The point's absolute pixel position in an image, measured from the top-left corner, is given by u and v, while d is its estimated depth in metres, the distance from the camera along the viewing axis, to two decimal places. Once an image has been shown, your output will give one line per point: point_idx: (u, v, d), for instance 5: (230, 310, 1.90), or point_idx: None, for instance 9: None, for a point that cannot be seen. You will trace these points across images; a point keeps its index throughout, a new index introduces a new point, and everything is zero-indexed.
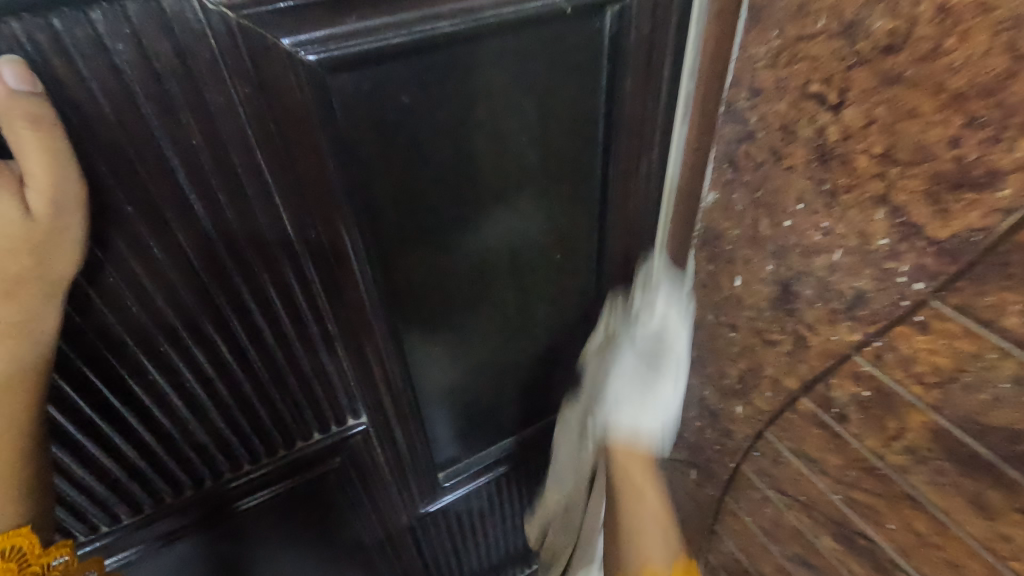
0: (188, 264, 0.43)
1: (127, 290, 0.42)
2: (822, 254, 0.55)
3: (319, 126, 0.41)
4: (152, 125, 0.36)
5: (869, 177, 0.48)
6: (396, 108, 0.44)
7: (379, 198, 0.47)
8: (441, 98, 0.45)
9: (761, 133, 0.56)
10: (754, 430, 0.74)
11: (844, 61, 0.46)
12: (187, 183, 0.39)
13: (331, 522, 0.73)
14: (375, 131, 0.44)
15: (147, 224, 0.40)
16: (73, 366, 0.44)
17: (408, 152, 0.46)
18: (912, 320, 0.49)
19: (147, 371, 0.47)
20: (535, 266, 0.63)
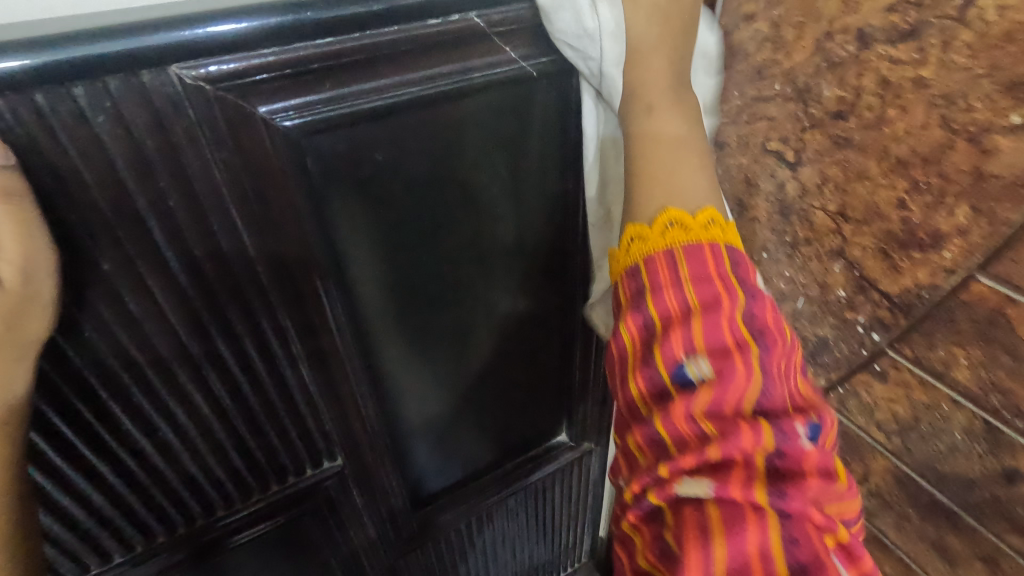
0: (163, 316, 0.44)
1: (102, 343, 0.43)
2: (787, 302, 0.56)
3: (295, 185, 0.43)
4: (131, 190, 0.38)
5: (827, 232, 0.50)
6: (372, 164, 0.46)
7: (355, 245, 0.49)
8: (415, 158, 0.48)
9: (726, 184, 0.57)
10: None
11: (799, 123, 0.48)
12: (164, 242, 0.41)
13: (311, 567, 0.71)
14: (351, 186, 0.46)
15: (124, 283, 0.41)
16: (47, 420, 0.44)
17: (383, 205, 0.48)
18: (872, 368, 0.51)
19: (121, 421, 0.47)
20: (512, 310, 0.65)
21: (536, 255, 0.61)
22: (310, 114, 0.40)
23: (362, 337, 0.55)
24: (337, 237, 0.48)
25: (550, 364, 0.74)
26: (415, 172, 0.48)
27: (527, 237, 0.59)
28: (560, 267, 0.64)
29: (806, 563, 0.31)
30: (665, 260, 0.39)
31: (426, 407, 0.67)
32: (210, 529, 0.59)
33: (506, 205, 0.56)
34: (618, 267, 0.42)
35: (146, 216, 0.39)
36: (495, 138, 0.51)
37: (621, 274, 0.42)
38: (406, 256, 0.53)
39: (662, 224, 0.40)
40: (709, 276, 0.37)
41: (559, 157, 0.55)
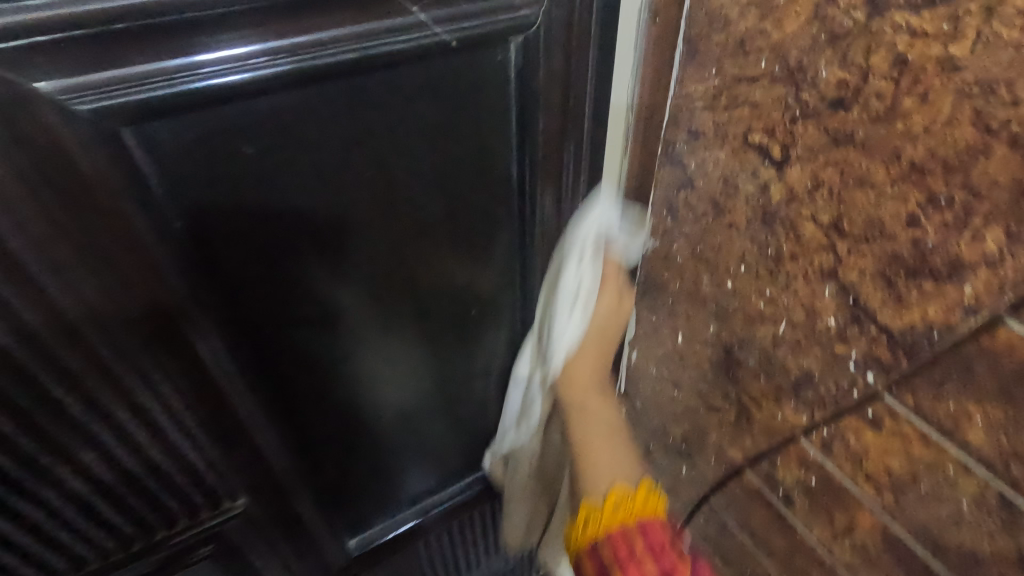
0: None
1: None
2: (767, 324, 0.48)
3: (125, 184, 0.33)
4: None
5: (817, 249, 0.40)
6: (238, 161, 0.36)
7: (230, 262, 0.40)
8: (299, 152, 0.38)
9: (700, 181, 0.49)
10: (699, 493, 0.68)
11: (788, 111, 0.38)
12: None
13: None
14: (211, 189, 0.36)
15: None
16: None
17: (260, 210, 0.38)
18: (864, 413, 0.42)
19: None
20: (447, 321, 0.56)
21: (472, 259, 0.53)
22: (129, 94, 0.30)
23: (258, 364, 0.47)
24: (204, 251, 0.38)
25: (498, 378, 0.67)
26: (302, 170, 0.38)
27: (461, 240, 0.51)
28: (504, 271, 0.56)
29: None
30: (622, 538, 0.41)
31: (351, 433, 0.59)
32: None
33: (429, 206, 0.46)
34: (575, 543, 0.44)
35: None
36: (411, 125, 0.41)
37: (579, 549, 0.43)
38: (306, 270, 0.44)
39: (613, 501, 0.43)
40: (661, 551, 0.40)
41: (491, 147, 0.46)
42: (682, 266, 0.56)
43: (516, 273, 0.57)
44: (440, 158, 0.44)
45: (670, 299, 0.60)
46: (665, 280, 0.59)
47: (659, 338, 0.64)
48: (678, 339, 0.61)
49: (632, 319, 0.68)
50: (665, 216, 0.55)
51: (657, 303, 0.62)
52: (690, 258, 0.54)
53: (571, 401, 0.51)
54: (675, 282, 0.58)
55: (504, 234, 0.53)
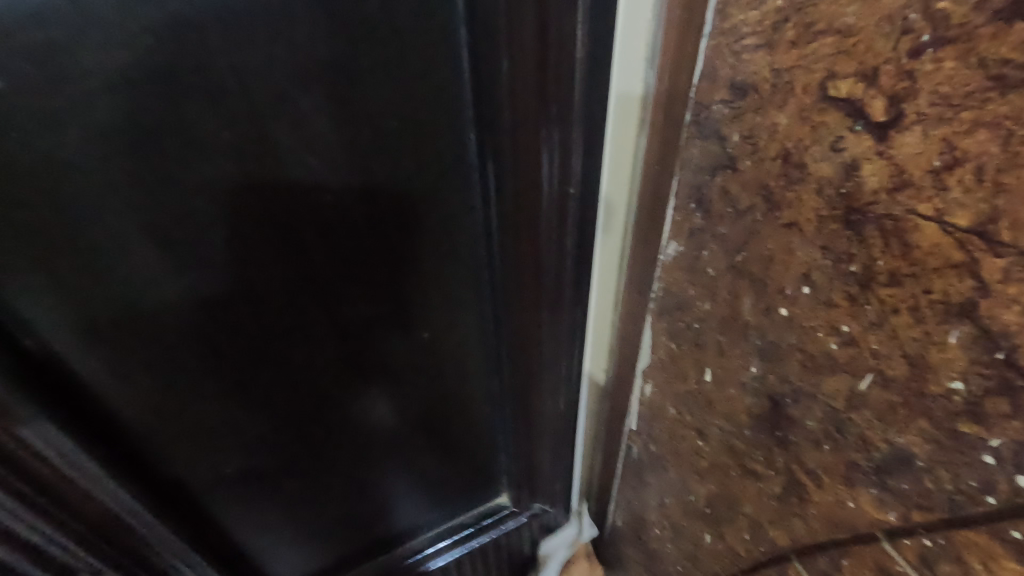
0: None
1: None
2: (838, 374, 0.32)
3: None
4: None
5: (941, 269, 0.25)
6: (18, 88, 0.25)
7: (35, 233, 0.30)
8: (96, 82, 0.26)
9: (746, 162, 0.34)
10: (726, 571, 0.54)
11: (906, 37, 0.23)
12: None
13: None
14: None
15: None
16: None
17: (67, 164, 0.28)
18: (1000, 532, 0.27)
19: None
20: (383, 333, 0.45)
21: (415, 261, 0.41)
22: None
23: (118, 371, 0.37)
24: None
25: (467, 400, 0.55)
26: (108, 112, 0.27)
27: (395, 233, 0.39)
28: (467, 271, 0.44)
29: None
30: None
31: (274, 461, 0.49)
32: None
33: (343, 187, 0.35)
34: None
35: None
36: (285, 63, 0.29)
37: None
38: (162, 255, 0.33)
39: None
40: None
41: (429, 104, 0.34)
42: (715, 282, 0.40)
43: (480, 276, 0.45)
44: (353, 115, 0.32)
45: (696, 324, 0.45)
46: (690, 299, 0.44)
47: (681, 372, 0.49)
48: (706, 377, 0.46)
49: (646, 343, 0.53)
50: (693, 211, 0.40)
51: (679, 327, 0.47)
52: (727, 272, 0.39)
53: None
54: (703, 303, 0.43)
55: (461, 224, 0.41)
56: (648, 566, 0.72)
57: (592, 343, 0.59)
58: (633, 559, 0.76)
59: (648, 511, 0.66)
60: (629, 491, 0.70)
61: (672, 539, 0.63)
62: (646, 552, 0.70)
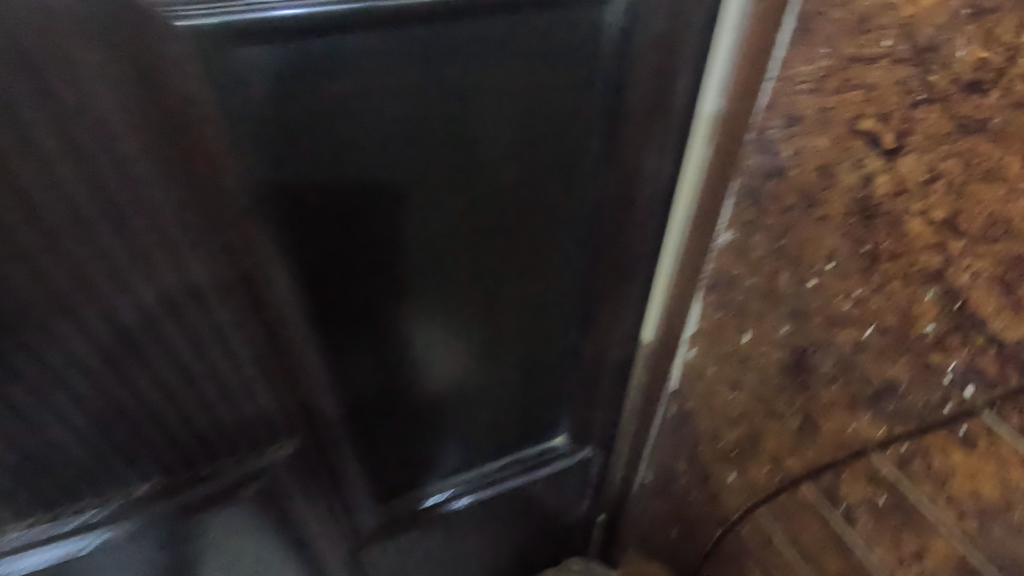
0: (53, 278, 0.38)
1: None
2: (850, 327, 0.45)
3: (236, 93, 0.35)
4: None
5: (923, 247, 0.38)
6: (344, 92, 0.38)
7: (316, 194, 0.42)
8: (383, 92, 0.39)
9: (794, 170, 0.46)
10: (745, 504, 0.66)
11: (910, 95, 0.36)
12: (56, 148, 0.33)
13: (273, 542, 0.64)
14: (313, 118, 0.38)
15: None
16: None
17: (354, 146, 0.40)
18: (954, 430, 0.39)
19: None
20: (510, 287, 0.57)
21: (542, 231, 0.53)
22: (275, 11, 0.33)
23: (330, 304, 0.49)
24: (294, 176, 0.40)
25: (552, 354, 0.67)
26: (388, 111, 0.40)
27: (533, 208, 0.51)
28: (575, 244, 0.56)
29: None
30: None
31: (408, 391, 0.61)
32: (100, 521, 0.51)
33: (510, 168, 0.47)
34: None
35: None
36: (497, 80, 0.42)
37: None
38: (383, 217, 0.45)
39: None
40: None
41: (574, 115, 0.46)
42: (760, 261, 0.53)
43: (582, 249, 0.57)
44: (530, 117, 0.45)
45: (740, 297, 0.57)
46: (737, 276, 0.57)
47: (722, 336, 0.62)
48: (744, 338, 0.58)
49: (694, 313, 0.64)
50: (748, 207, 0.52)
51: (725, 299, 0.59)
52: (771, 253, 0.51)
53: None
54: (748, 278, 0.55)
55: (575, 207, 0.53)
56: (673, 514, 0.84)
57: (650, 324, 0.69)
58: (658, 511, 0.88)
59: (678, 462, 0.78)
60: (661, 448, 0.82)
61: (698, 484, 0.75)
62: (672, 501, 0.83)
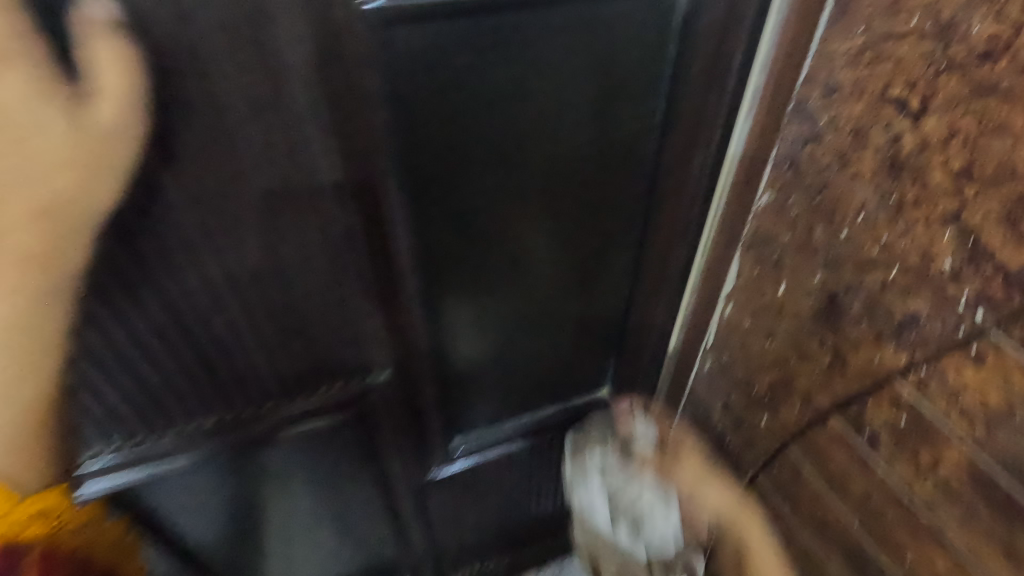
0: (225, 214, 0.49)
1: (180, 204, 0.47)
2: (878, 270, 0.52)
3: (381, 63, 0.44)
4: (197, 58, 0.41)
5: (942, 194, 0.45)
6: (460, 65, 0.47)
7: (427, 151, 0.51)
8: (490, 66, 0.48)
9: (829, 135, 0.53)
10: (777, 443, 0.73)
11: (933, 65, 0.43)
12: (245, 107, 0.44)
13: (358, 458, 0.76)
14: (433, 86, 0.47)
15: (188, 160, 0.45)
16: (94, 276, 0.48)
17: (461, 111, 0.49)
18: (966, 351, 0.47)
19: (136, 289, 0.50)
20: (574, 246, 0.65)
21: (606, 194, 0.61)
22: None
23: (426, 249, 0.58)
24: (413, 133, 0.49)
25: (607, 307, 0.75)
26: (492, 81, 0.49)
27: (599, 173, 0.59)
28: (632, 210, 0.64)
29: None
30: None
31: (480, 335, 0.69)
32: (227, 428, 0.64)
33: (583, 135, 0.55)
34: None
35: (195, 76, 0.42)
36: (579, 58, 0.50)
37: None
38: (476, 174, 0.54)
39: None
40: None
41: (642, 90, 0.54)
42: (797, 218, 0.60)
43: (637, 212, 0.65)
44: (603, 91, 0.53)
45: (777, 252, 0.65)
46: (774, 234, 0.64)
47: (759, 290, 0.69)
48: (780, 290, 0.66)
49: (732, 272, 0.72)
50: (786, 170, 0.59)
51: (763, 256, 0.67)
52: (807, 210, 0.59)
53: (689, 478, 0.72)
54: (785, 235, 0.63)
55: (636, 175, 0.61)
56: None
57: (693, 291, 0.76)
58: None
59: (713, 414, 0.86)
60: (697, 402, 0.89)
61: (732, 431, 0.82)
62: None
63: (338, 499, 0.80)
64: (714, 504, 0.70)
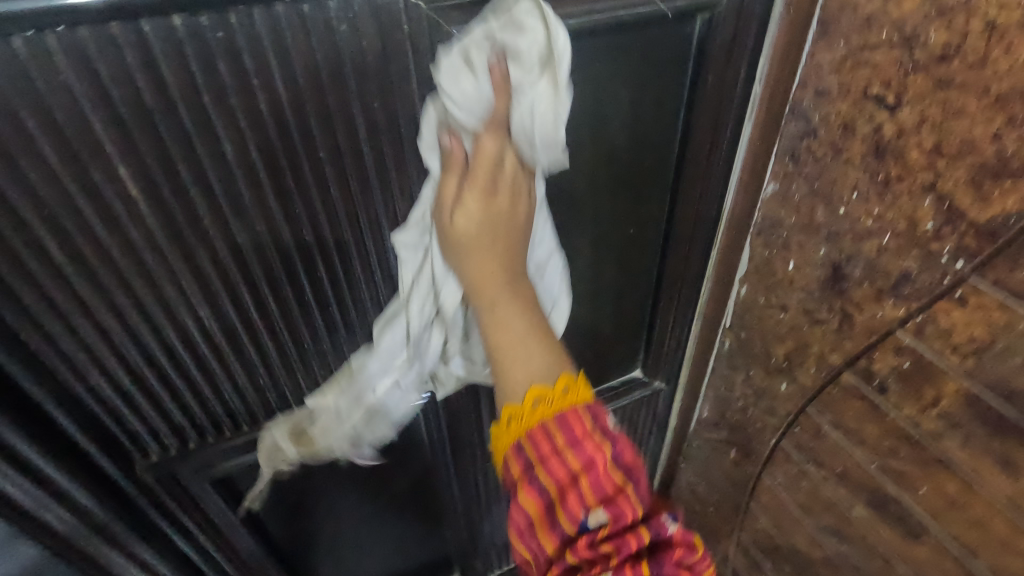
0: (339, 224, 0.57)
1: (305, 218, 0.55)
2: (873, 238, 0.63)
3: None
4: (329, 93, 0.48)
5: (920, 169, 0.56)
6: None
7: None
8: None
9: (823, 129, 0.64)
10: (796, 405, 0.82)
11: (903, 67, 0.54)
12: (364, 136, 0.52)
13: (421, 448, 0.84)
14: None
15: (312, 180, 0.52)
16: (228, 282, 0.55)
17: None
18: (953, 296, 0.56)
19: (267, 294, 0.58)
20: (612, 236, 0.75)
21: (640, 188, 0.71)
22: None
23: None
24: None
25: (638, 292, 0.85)
26: None
27: (632, 172, 0.69)
28: (661, 205, 0.75)
29: (603, 491, 0.46)
30: (545, 437, 0.48)
31: None
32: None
33: (622, 139, 0.65)
34: (505, 445, 0.51)
35: (332, 109, 0.49)
36: (623, 75, 0.60)
37: (507, 450, 0.51)
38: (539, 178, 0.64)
39: (534, 399, 0.49)
40: (579, 444, 0.47)
41: (670, 97, 0.64)
42: (800, 202, 0.70)
43: (665, 204, 0.75)
44: (639, 101, 0.63)
45: (784, 234, 0.75)
46: (780, 217, 0.74)
47: (771, 269, 0.79)
48: (789, 267, 0.76)
49: (744, 256, 0.83)
50: (787, 162, 0.70)
51: (772, 239, 0.77)
52: (808, 194, 0.69)
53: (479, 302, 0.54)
54: (789, 218, 0.73)
55: (664, 174, 0.72)
56: (729, 437, 1.01)
57: (711, 276, 0.86)
58: (716, 440, 1.05)
59: (733, 389, 0.95)
60: (718, 379, 0.98)
61: (754, 401, 0.91)
62: (729, 425, 0.99)
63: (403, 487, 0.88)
64: (458, 229, 0.52)
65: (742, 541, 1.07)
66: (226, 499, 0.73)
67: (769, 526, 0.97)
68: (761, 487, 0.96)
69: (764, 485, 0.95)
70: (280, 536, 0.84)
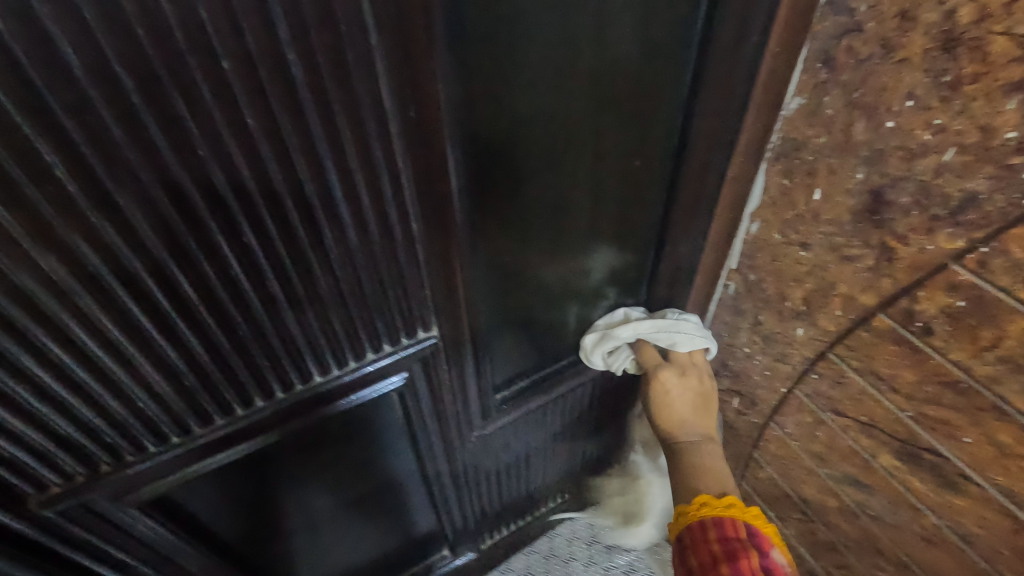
0: (263, 168, 0.42)
1: (212, 162, 0.40)
2: (930, 156, 0.52)
3: None
4: None
5: (1006, 63, 0.44)
6: None
7: (473, 71, 0.46)
8: None
9: (870, 23, 0.52)
10: (815, 352, 0.74)
11: None
12: (286, 38, 0.37)
13: (398, 431, 0.73)
14: None
15: (215, 107, 0.38)
16: (113, 255, 0.41)
17: (510, 23, 0.45)
18: None
19: (173, 270, 0.44)
20: (612, 170, 0.63)
21: (642, 110, 0.59)
22: None
23: (469, 189, 0.53)
24: (461, 48, 0.44)
25: (637, 236, 0.74)
26: None
27: (635, 88, 0.56)
28: (668, 129, 0.62)
29: None
30: None
31: (520, 279, 0.67)
32: (268, 417, 0.59)
33: (629, 42, 0.52)
34: None
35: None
36: None
37: None
38: (528, 94, 0.51)
39: None
40: None
41: None
42: (833, 118, 0.59)
43: (672, 128, 0.63)
44: None
45: (810, 157, 0.63)
46: (806, 138, 0.63)
47: (790, 201, 0.68)
48: (814, 197, 0.65)
49: (757, 187, 0.72)
50: (819, 69, 0.58)
51: (793, 164, 0.66)
52: (844, 107, 0.57)
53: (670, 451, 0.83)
54: (817, 137, 0.61)
55: (671, 90, 0.59)
56: (732, 387, 0.93)
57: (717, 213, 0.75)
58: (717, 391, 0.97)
59: (738, 336, 0.86)
60: (720, 326, 0.89)
61: (762, 349, 0.83)
62: (733, 374, 0.91)
63: (377, 475, 0.78)
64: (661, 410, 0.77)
65: (742, 491, 1.02)
66: (162, 522, 0.60)
67: (775, 477, 0.92)
68: (766, 437, 0.90)
69: (770, 435, 0.89)
70: (240, 552, 0.72)
